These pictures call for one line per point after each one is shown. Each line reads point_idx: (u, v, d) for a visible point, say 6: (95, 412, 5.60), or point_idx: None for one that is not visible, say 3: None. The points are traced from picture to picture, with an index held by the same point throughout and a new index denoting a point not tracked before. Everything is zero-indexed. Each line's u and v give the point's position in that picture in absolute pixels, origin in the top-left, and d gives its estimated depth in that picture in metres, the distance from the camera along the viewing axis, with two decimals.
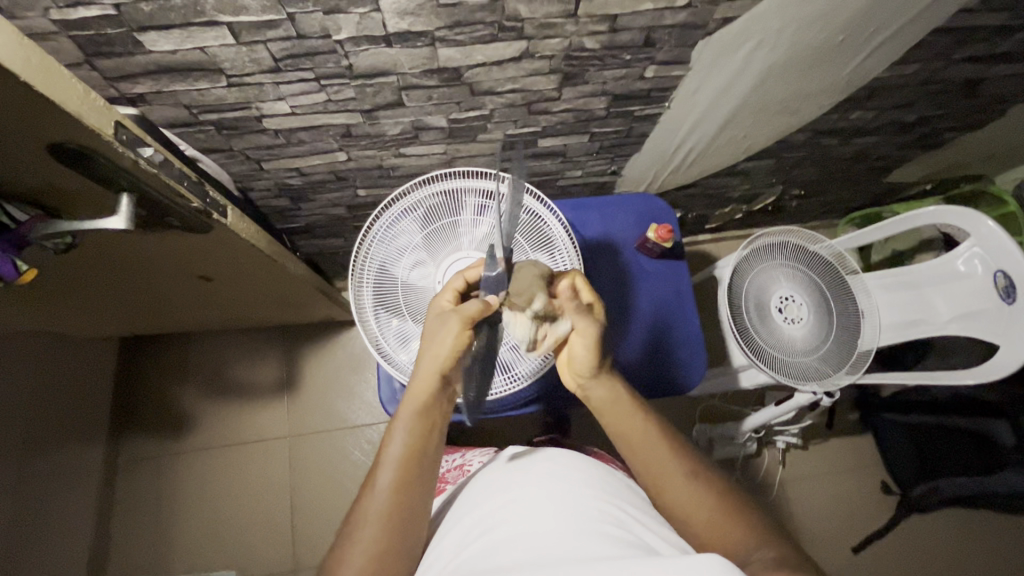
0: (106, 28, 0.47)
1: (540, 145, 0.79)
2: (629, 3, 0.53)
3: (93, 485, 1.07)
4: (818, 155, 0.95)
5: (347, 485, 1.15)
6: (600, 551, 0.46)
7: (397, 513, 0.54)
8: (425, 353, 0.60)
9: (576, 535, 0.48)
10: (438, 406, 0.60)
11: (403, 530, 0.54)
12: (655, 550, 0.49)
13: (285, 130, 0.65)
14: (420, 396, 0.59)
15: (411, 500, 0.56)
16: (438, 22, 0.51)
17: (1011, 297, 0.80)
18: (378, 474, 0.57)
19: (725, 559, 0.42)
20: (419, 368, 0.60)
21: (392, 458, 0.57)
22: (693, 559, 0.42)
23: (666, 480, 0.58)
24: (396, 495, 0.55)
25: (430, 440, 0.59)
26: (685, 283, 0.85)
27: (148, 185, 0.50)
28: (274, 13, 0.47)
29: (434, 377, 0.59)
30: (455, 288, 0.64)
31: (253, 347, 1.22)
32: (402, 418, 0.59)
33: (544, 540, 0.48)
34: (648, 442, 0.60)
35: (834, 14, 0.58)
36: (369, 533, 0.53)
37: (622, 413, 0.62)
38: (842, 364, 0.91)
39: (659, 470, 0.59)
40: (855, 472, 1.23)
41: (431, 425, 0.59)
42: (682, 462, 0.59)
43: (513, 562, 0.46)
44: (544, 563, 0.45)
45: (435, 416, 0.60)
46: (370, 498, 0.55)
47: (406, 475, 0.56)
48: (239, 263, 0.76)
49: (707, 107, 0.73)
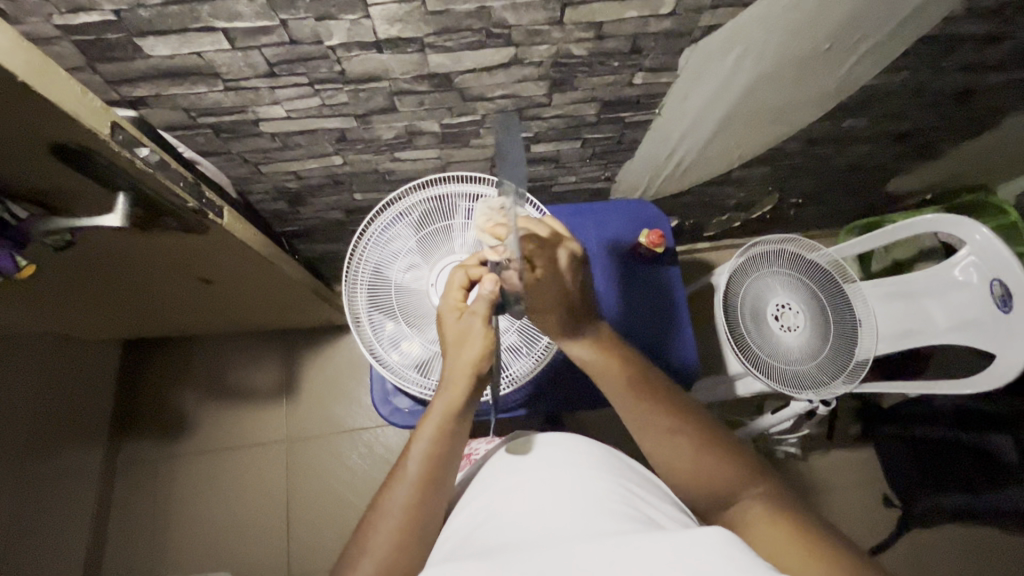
0: (107, 33, 0.49)
1: (533, 151, 0.81)
2: (614, 11, 0.54)
3: (91, 484, 1.08)
4: (813, 163, 0.96)
5: (343, 489, 1.16)
6: (606, 529, 0.46)
7: (422, 506, 0.54)
8: (454, 351, 0.59)
9: (582, 516, 0.48)
10: (469, 401, 0.59)
11: (427, 521, 0.54)
12: (660, 526, 0.49)
13: (281, 134, 0.67)
14: (454, 393, 0.58)
15: (437, 494, 0.55)
16: (426, 29, 0.52)
17: (1006, 306, 0.79)
18: (405, 464, 0.56)
19: (729, 532, 0.42)
20: (453, 362, 0.59)
21: (420, 451, 0.56)
22: (697, 532, 0.42)
23: (654, 437, 0.57)
24: (422, 488, 0.55)
25: (458, 436, 0.58)
26: (678, 289, 0.86)
27: (144, 184, 0.51)
28: (268, 19, 0.49)
29: (467, 376, 0.58)
30: (458, 284, 0.62)
31: (253, 350, 1.24)
32: (432, 414, 0.58)
33: (553, 521, 0.48)
34: (637, 404, 0.59)
35: (819, 21, 0.59)
36: (392, 523, 0.53)
37: (608, 375, 0.60)
38: (839, 373, 0.90)
39: (646, 428, 0.58)
40: (857, 483, 1.21)
41: (461, 421, 0.58)
42: (669, 416, 0.58)
43: (522, 541, 0.46)
44: (550, 542, 0.45)
45: (466, 411, 0.59)
46: (395, 488, 0.55)
47: (433, 469, 0.56)
48: (237, 264, 0.78)
49: (697, 114, 0.73)
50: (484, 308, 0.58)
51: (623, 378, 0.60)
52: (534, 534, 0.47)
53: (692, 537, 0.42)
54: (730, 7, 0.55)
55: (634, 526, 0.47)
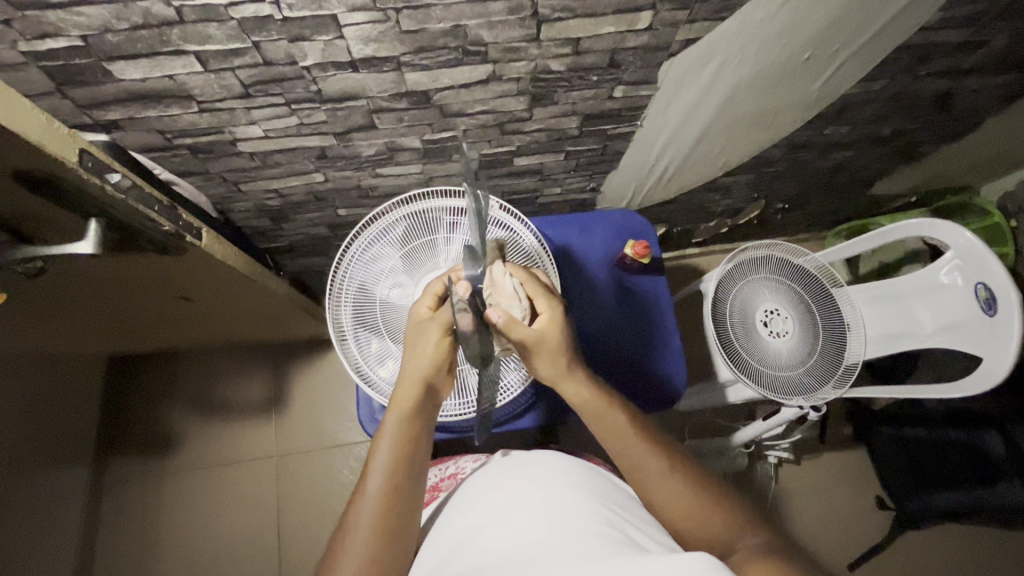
0: (74, 58, 0.48)
1: (517, 164, 0.80)
2: (590, 27, 0.54)
3: (78, 506, 1.07)
4: (798, 169, 0.96)
5: (335, 505, 1.14)
6: (588, 551, 0.45)
7: (387, 519, 0.54)
8: (407, 359, 0.59)
9: (564, 538, 0.48)
10: (423, 414, 0.59)
11: (394, 535, 0.54)
12: (642, 547, 0.49)
13: (260, 153, 0.66)
14: (405, 406, 0.58)
15: (401, 506, 0.55)
16: (402, 47, 0.52)
17: (991, 309, 0.79)
18: (366, 482, 0.56)
19: (714, 559, 0.41)
20: (402, 374, 0.59)
21: (381, 466, 0.56)
22: (680, 559, 0.41)
23: (646, 479, 0.57)
24: (386, 501, 0.54)
25: (417, 447, 0.58)
26: (664, 298, 0.85)
27: (115, 209, 0.50)
28: (240, 42, 0.48)
29: (417, 383, 0.58)
30: (433, 293, 0.61)
31: (241, 365, 1.23)
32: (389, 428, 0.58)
33: (531, 542, 0.48)
34: (631, 443, 0.59)
35: (795, 31, 0.59)
36: (363, 539, 0.52)
37: (603, 415, 0.60)
38: (829, 378, 0.89)
39: (639, 468, 0.58)
40: (850, 486, 1.21)
41: (416, 433, 0.58)
42: (662, 459, 0.58)
43: (500, 564, 0.46)
44: (531, 567, 0.44)
45: (421, 420, 0.58)
46: (360, 505, 0.54)
47: (394, 482, 0.55)
48: (219, 283, 0.77)
49: (679, 124, 0.73)
50: (445, 320, 0.58)
51: (622, 419, 0.60)
52: (516, 556, 0.47)
53: (671, 560, 0.41)
54: (707, 21, 0.55)
55: (615, 548, 0.46)
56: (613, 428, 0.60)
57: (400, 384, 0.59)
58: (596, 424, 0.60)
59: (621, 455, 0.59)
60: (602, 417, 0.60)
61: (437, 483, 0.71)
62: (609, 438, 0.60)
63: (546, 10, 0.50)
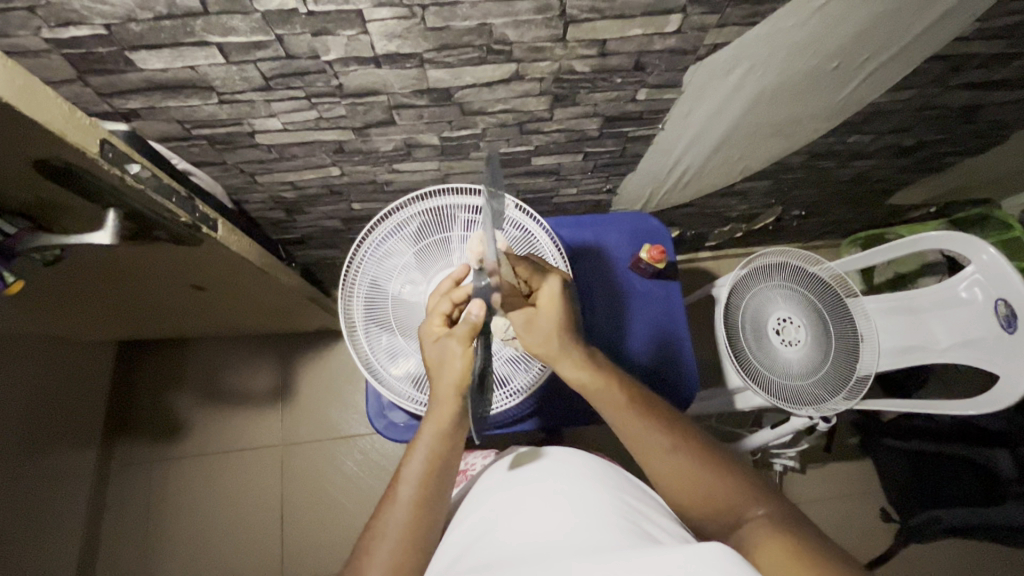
0: (96, 46, 0.48)
1: (534, 163, 0.79)
2: (618, 29, 0.53)
3: (85, 488, 1.08)
4: (818, 176, 0.95)
5: (339, 496, 1.15)
6: (605, 544, 0.45)
7: (417, 526, 0.53)
8: (438, 374, 0.57)
9: (581, 531, 0.47)
10: (458, 427, 0.58)
11: (421, 544, 0.53)
12: (659, 539, 0.48)
13: (278, 146, 0.66)
14: (442, 419, 0.57)
15: (431, 515, 0.55)
16: (425, 44, 0.51)
17: (1010, 326, 0.77)
18: (397, 488, 0.56)
19: (730, 549, 0.41)
20: (436, 389, 0.58)
21: (413, 475, 0.56)
22: (696, 551, 0.41)
23: (652, 457, 0.56)
24: (416, 510, 0.54)
25: (450, 459, 0.57)
26: (678, 303, 0.84)
27: (133, 199, 0.50)
28: (263, 34, 0.48)
29: (451, 399, 0.57)
30: (442, 313, 0.60)
31: (249, 355, 1.23)
32: (423, 438, 0.57)
33: (546, 537, 0.47)
34: (637, 421, 0.58)
35: (825, 40, 0.58)
36: (389, 548, 0.52)
37: (604, 392, 0.60)
38: (840, 390, 0.88)
39: (643, 447, 0.57)
40: (856, 497, 1.20)
41: (451, 445, 0.57)
42: (668, 436, 0.57)
43: (517, 557, 0.46)
44: (547, 559, 0.44)
45: (457, 432, 0.58)
46: (390, 511, 0.54)
47: (426, 491, 0.55)
48: (232, 273, 0.76)
49: (700, 129, 0.72)
50: (465, 331, 0.56)
51: (623, 397, 0.60)
52: (533, 548, 0.46)
53: (688, 549, 0.41)
54: (736, 26, 0.54)
55: (633, 542, 0.46)
56: (613, 401, 0.60)
57: (434, 395, 0.58)
58: (598, 398, 0.60)
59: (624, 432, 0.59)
60: (604, 395, 0.60)
61: None
62: (610, 413, 0.60)
63: (573, 11, 0.49)
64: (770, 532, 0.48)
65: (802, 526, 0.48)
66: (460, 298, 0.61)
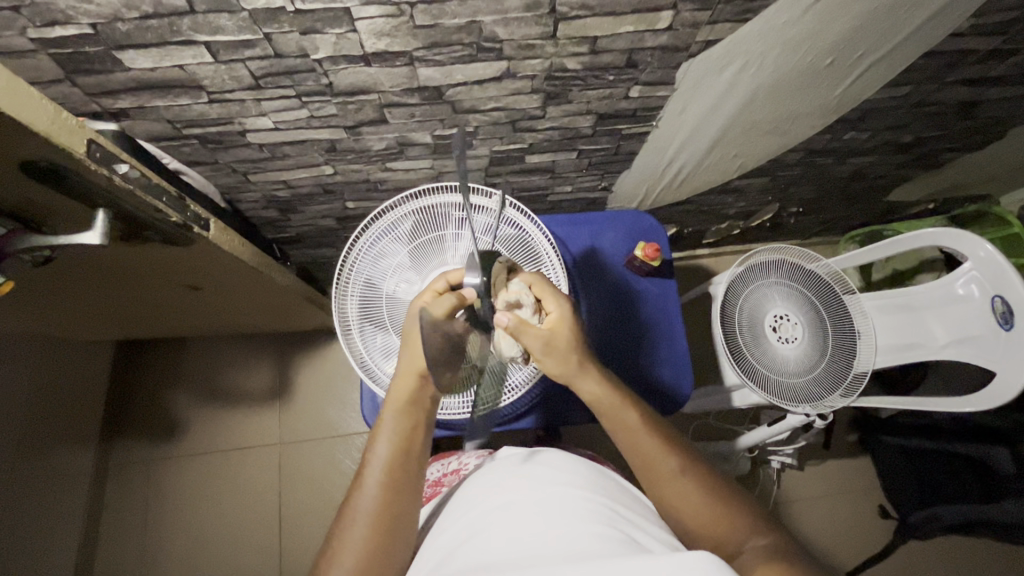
0: (84, 46, 0.47)
1: (528, 161, 0.79)
2: (609, 26, 0.52)
3: (83, 487, 1.08)
4: (815, 173, 0.94)
5: (336, 495, 1.15)
6: (591, 550, 0.45)
7: (386, 513, 0.53)
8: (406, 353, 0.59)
9: (567, 537, 0.47)
10: (421, 406, 0.59)
11: (393, 530, 0.53)
12: (644, 544, 0.48)
13: (270, 144, 0.66)
14: (404, 395, 0.58)
15: (401, 500, 0.55)
16: (415, 42, 0.51)
17: (1007, 323, 0.77)
18: (365, 475, 0.56)
19: (715, 558, 0.41)
20: (400, 369, 0.59)
21: (380, 460, 0.56)
22: (680, 560, 0.41)
23: (662, 477, 0.56)
24: (384, 497, 0.54)
25: (415, 442, 0.58)
26: (673, 301, 0.84)
27: (121, 198, 0.50)
28: (251, 33, 0.47)
29: (412, 376, 0.58)
30: (435, 289, 0.61)
31: (246, 353, 1.23)
32: (387, 422, 0.58)
33: (530, 541, 0.47)
34: (647, 439, 0.58)
35: (819, 37, 0.58)
36: (361, 533, 0.52)
37: (613, 409, 0.60)
38: (837, 387, 0.88)
39: (653, 466, 0.57)
40: (853, 494, 1.20)
41: (416, 425, 0.58)
42: (677, 458, 0.57)
43: (501, 562, 0.46)
44: (531, 564, 0.44)
45: (420, 410, 0.59)
46: (359, 499, 0.54)
47: (393, 477, 0.55)
48: (225, 273, 0.76)
49: (695, 126, 0.72)
50: (446, 305, 0.55)
51: (637, 416, 0.60)
52: (519, 554, 0.46)
53: (675, 557, 0.41)
54: (728, 22, 0.54)
55: (616, 547, 0.46)
56: (626, 422, 0.59)
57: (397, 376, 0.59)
58: (611, 418, 0.60)
59: (632, 451, 0.59)
60: (614, 413, 0.60)
61: (438, 478, 0.71)
62: (620, 432, 0.60)
63: (563, 8, 0.49)
64: (765, 559, 0.47)
65: (798, 555, 0.48)
66: (454, 281, 0.62)
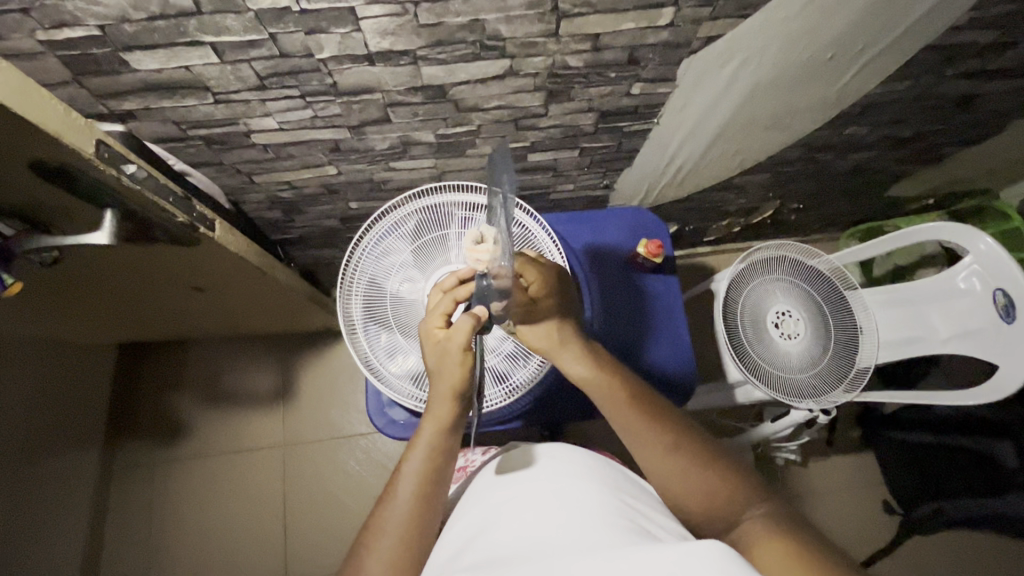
0: (92, 48, 0.48)
1: (531, 160, 0.80)
2: (610, 23, 0.53)
3: (88, 488, 1.08)
4: (816, 169, 0.95)
5: (342, 495, 1.15)
6: (605, 542, 0.45)
7: (417, 524, 0.54)
8: (437, 375, 0.57)
9: (580, 531, 0.47)
10: (457, 425, 0.58)
11: (423, 538, 0.54)
12: (657, 538, 0.48)
13: (274, 145, 0.66)
14: (441, 414, 0.57)
15: (431, 507, 0.55)
16: (419, 41, 0.51)
17: (1010, 317, 0.77)
18: (397, 485, 0.56)
19: (728, 547, 0.41)
20: (437, 386, 0.57)
21: (412, 472, 0.56)
22: (693, 548, 0.41)
23: (652, 455, 0.56)
24: (415, 508, 0.54)
25: (448, 457, 0.57)
26: (676, 298, 0.84)
27: (129, 198, 0.50)
28: (256, 33, 0.48)
29: (448, 397, 0.57)
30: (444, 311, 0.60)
31: (250, 355, 1.23)
32: (422, 437, 0.57)
33: (544, 534, 0.47)
34: (635, 413, 0.58)
35: (820, 29, 0.58)
36: (390, 543, 0.52)
37: (603, 384, 0.60)
38: (840, 382, 0.88)
39: (642, 442, 0.57)
40: (858, 489, 1.20)
41: (448, 442, 0.57)
42: (669, 434, 0.57)
43: (515, 555, 0.46)
44: (546, 556, 0.44)
45: (456, 427, 0.58)
46: (389, 508, 0.54)
47: (425, 488, 0.55)
48: (231, 273, 0.77)
49: (697, 122, 0.72)
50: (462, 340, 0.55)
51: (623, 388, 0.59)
52: (532, 546, 0.46)
53: (688, 546, 0.41)
54: (729, 18, 0.54)
55: (630, 539, 0.46)
56: (614, 397, 0.59)
57: (435, 393, 0.57)
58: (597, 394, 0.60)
59: (621, 426, 0.58)
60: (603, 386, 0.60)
61: None
62: (609, 413, 0.59)
63: (566, 5, 0.49)
64: (767, 535, 0.49)
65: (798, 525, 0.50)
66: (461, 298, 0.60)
